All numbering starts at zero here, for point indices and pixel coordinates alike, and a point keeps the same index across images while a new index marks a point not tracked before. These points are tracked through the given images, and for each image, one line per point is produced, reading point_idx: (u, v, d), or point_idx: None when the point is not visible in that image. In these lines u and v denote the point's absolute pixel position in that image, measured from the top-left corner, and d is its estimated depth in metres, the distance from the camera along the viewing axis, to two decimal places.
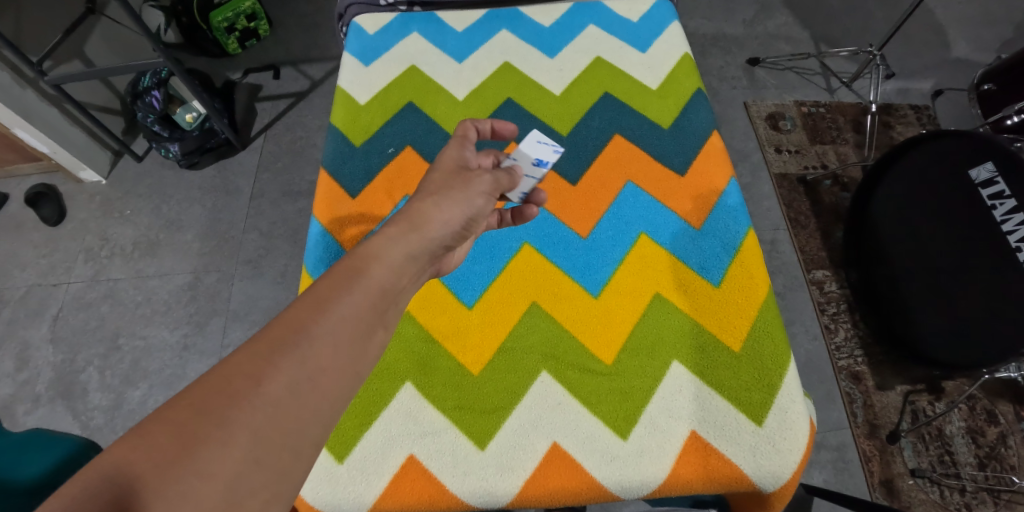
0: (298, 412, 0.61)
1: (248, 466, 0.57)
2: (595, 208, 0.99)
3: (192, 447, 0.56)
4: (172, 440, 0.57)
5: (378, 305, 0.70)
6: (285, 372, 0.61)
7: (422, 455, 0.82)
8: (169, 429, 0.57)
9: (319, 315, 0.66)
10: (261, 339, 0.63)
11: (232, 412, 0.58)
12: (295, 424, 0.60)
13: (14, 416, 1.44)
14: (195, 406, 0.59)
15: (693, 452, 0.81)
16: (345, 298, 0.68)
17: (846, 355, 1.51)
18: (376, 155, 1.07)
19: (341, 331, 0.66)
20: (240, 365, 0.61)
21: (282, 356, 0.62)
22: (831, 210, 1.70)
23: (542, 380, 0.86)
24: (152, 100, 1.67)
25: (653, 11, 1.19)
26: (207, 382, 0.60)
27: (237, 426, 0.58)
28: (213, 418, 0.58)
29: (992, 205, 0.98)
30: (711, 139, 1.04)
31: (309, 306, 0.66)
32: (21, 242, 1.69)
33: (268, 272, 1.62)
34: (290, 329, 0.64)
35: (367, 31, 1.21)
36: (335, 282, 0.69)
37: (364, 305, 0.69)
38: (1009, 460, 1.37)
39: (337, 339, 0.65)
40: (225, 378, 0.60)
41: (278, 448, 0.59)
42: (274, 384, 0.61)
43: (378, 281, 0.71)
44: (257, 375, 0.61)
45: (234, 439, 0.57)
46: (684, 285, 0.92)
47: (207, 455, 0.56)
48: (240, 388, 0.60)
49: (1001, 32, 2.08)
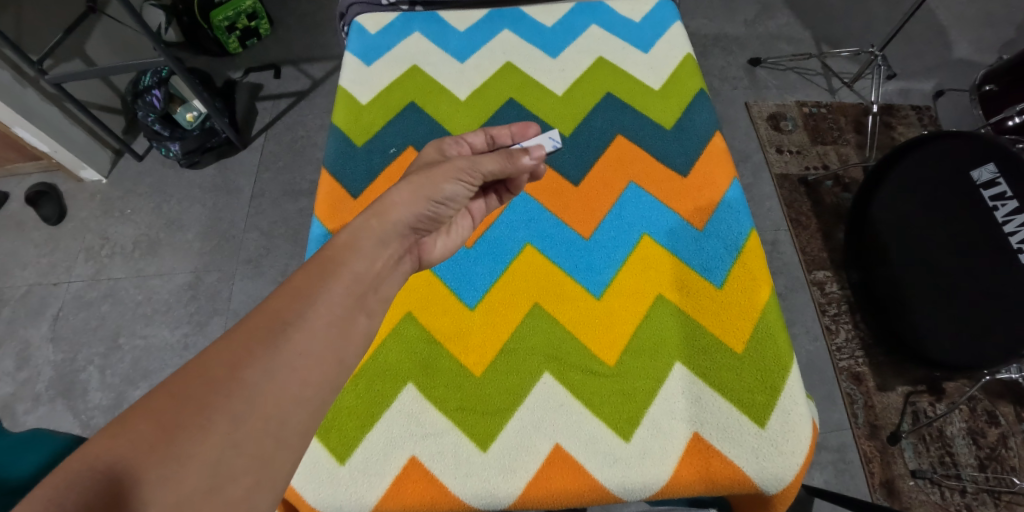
0: (278, 398, 0.63)
1: (228, 450, 0.59)
2: (598, 209, 0.99)
3: (172, 433, 0.58)
4: (153, 428, 0.58)
5: (354, 295, 0.73)
6: (261, 358, 0.64)
7: (424, 457, 0.81)
8: (151, 418, 0.58)
9: (297, 304, 0.69)
10: (241, 330, 0.66)
11: (213, 399, 0.60)
12: (275, 409, 0.62)
13: (14, 415, 1.44)
14: (175, 395, 0.60)
15: (696, 454, 0.81)
16: (323, 288, 0.71)
17: (846, 356, 1.50)
18: (378, 155, 1.06)
19: (319, 319, 0.69)
20: (219, 354, 0.63)
21: (261, 345, 0.64)
22: (833, 210, 1.70)
23: (544, 382, 0.85)
24: (152, 99, 1.68)
25: (655, 11, 1.19)
26: (189, 372, 0.61)
27: (215, 411, 0.60)
28: (195, 406, 0.59)
29: (994, 206, 0.97)
30: (714, 139, 1.04)
31: (287, 298, 0.69)
32: (22, 241, 1.69)
33: (269, 272, 1.62)
34: (268, 319, 0.67)
35: (369, 30, 1.21)
36: (311, 274, 0.72)
37: (342, 295, 0.72)
38: (1010, 461, 1.37)
39: (315, 326, 0.68)
40: (203, 367, 0.62)
41: (257, 431, 0.61)
42: (251, 371, 0.63)
43: (353, 274, 0.74)
44: (235, 363, 0.63)
45: (213, 424, 0.59)
46: (685, 286, 0.92)
47: (187, 441, 0.58)
48: (218, 376, 0.62)
49: (1003, 33, 2.07)
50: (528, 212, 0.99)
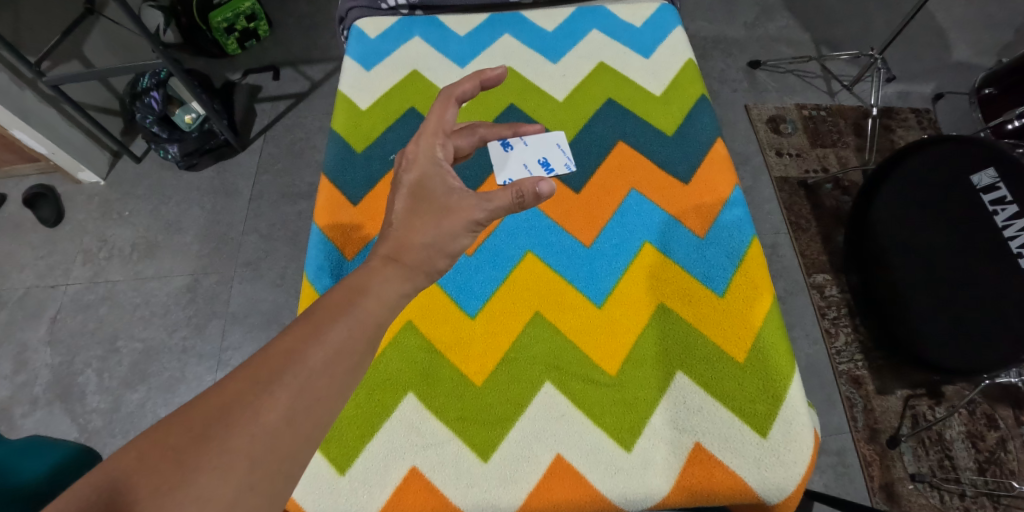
0: (294, 438, 0.60)
1: (244, 492, 0.57)
2: (598, 217, 0.99)
3: (188, 473, 0.56)
4: (172, 467, 0.56)
5: (373, 336, 0.69)
6: (283, 400, 0.60)
7: (424, 467, 0.81)
8: (166, 454, 0.57)
9: (316, 344, 0.65)
10: (259, 366, 0.62)
11: (230, 440, 0.58)
12: (291, 450, 0.60)
13: (11, 419, 1.43)
14: (193, 431, 0.58)
15: (698, 464, 0.81)
16: (344, 327, 0.67)
17: (846, 359, 1.50)
18: (378, 162, 1.05)
19: (340, 360, 0.65)
20: (237, 391, 0.60)
21: (276, 384, 0.61)
22: (832, 213, 1.70)
23: (544, 392, 0.85)
24: (151, 101, 1.65)
25: (657, 15, 1.19)
26: (204, 408, 0.59)
27: (235, 453, 0.57)
28: (213, 446, 0.57)
29: (994, 210, 0.98)
30: (715, 146, 1.04)
31: (304, 332, 0.65)
32: (18, 243, 1.68)
33: (267, 274, 1.62)
34: (287, 357, 0.63)
35: (369, 34, 1.20)
36: (332, 311, 0.68)
37: (361, 337, 0.68)
38: (1008, 464, 1.37)
39: (336, 368, 0.65)
40: (223, 406, 0.59)
41: (271, 471, 0.58)
42: (270, 413, 0.60)
43: (374, 315, 0.70)
44: (253, 402, 0.60)
45: (231, 466, 0.57)
46: (687, 294, 0.91)
47: (205, 482, 0.56)
48: (236, 417, 0.59)
49: (1002, 36, 2.07)
50: (529, 219, 0.99)
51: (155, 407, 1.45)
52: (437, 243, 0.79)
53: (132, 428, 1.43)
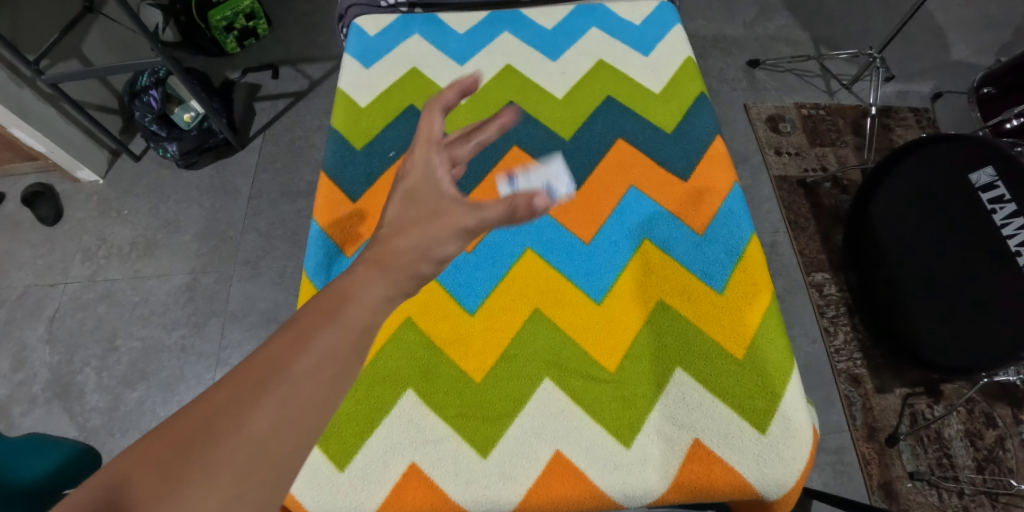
0: (281, 447, 0.56)
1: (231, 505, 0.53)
2: (598, 214, 0.99)
3: (173, 486, 0.53)
4: (157, 481, 0.53)
5: (365, 337, 0.64)
6: (267, 408, 0.57)
7: (424, 464, 0.81)
8: (150, 467, 0.54)
9: (302, 347, 0.60)
10: (242, 373, 0.59)
11: (214, 451, 0.54)
12: (278, 459, 0.56)
13: (10, 418, 1.43)
14: (178, 442, 0.55)
15: (697, 460, 0.81)
16: (330, 330, 0.62)
17: (845, 358, 1.50)
18: (376, 159, 1.05)
19: (330, 363, 0.61)
20: (220, 399, 0.57)
21: (260, 391, 0.57)
22: (830, 213, 1.70)
23: (543, 388, 0.85)
24: (150, 100, 1.66)
25: (656, 13, 1.19)
26: (188, 417, 0.56)
27: (221, 465, 0.54)
28: (196, 459, 0.54)
29: (992, 209, 0.99)
30: (714, 143, 1.04)
31: (291, 335, 0.61)
32: (17, 242, 1.68)
33: (267, 273, 1.62)
34: (271, 363, 0.59)
35: (368, 32, 1.20)
36: (320, 312, 0.63)
37: (350, 338, 0.63)
38: (1007, 463, 1.38)
39: (325, 371, 0.60)
40: (206, 416, 0.56)
41: (259, 481, 0.55)
42: (256, 422, 0.56)
43: (364, 317, 0.65)
44: (237, 412, 0.56)
45: (215, 479, 0.54)
46: (687, 291, 0.91)
47: (190, 496, 0.53)
48: (221, 426, 0.56)
49: (1001, 35, 2.08)
50: None
51: (154, 406, 1.45)
52: (426, 244, 0.74)
53: (131, 426, 1.43)
